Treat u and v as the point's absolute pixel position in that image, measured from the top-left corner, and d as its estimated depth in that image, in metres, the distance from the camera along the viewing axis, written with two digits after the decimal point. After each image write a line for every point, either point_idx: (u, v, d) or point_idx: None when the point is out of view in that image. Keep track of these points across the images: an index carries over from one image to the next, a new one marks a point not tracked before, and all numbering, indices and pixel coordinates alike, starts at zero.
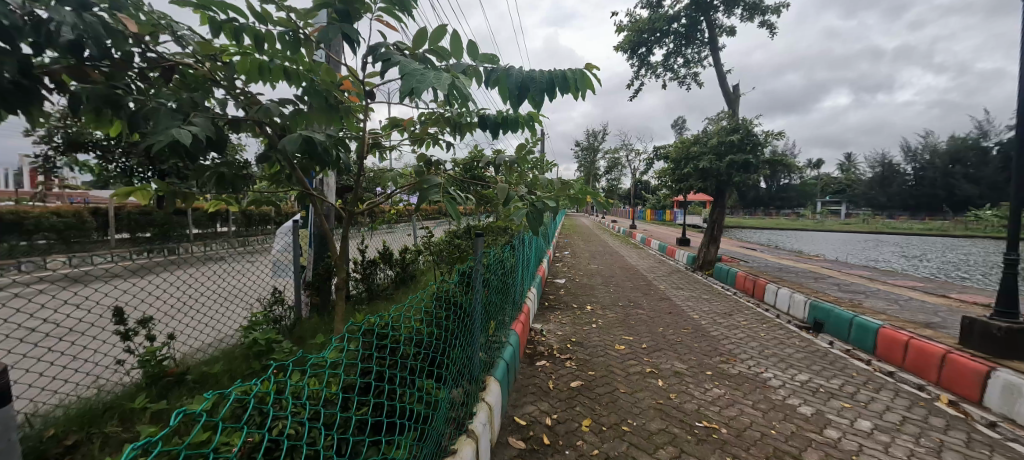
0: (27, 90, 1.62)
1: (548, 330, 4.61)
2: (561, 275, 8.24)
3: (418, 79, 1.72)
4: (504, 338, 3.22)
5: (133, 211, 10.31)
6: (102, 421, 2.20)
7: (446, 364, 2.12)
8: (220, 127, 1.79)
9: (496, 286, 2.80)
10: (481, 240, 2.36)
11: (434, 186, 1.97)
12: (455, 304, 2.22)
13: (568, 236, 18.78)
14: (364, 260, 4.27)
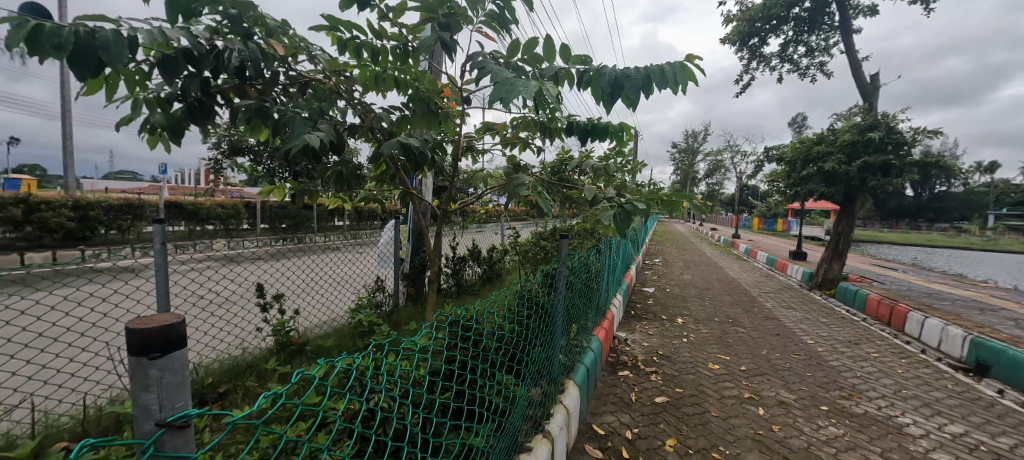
0: (205, 105, 2.12)
1: (633, 340, 4.42)
2: (649, 283, 7.81)
3: (509, 86, 1.77)
4: (585, 343, 3.27)
5: (274, 205, 13.04)
6: (246, 376, 2.70)
7: (525, 362, 2.26)
8: (340, 133, 2.09)
9: (579, 290, 2.93)
10: (565, 242, 2.57)
11: (523, 185, 2.05)
12: (537, 305, 2.38)
13: (663, 243, 17.80)
14: (454, 257, 4.82)
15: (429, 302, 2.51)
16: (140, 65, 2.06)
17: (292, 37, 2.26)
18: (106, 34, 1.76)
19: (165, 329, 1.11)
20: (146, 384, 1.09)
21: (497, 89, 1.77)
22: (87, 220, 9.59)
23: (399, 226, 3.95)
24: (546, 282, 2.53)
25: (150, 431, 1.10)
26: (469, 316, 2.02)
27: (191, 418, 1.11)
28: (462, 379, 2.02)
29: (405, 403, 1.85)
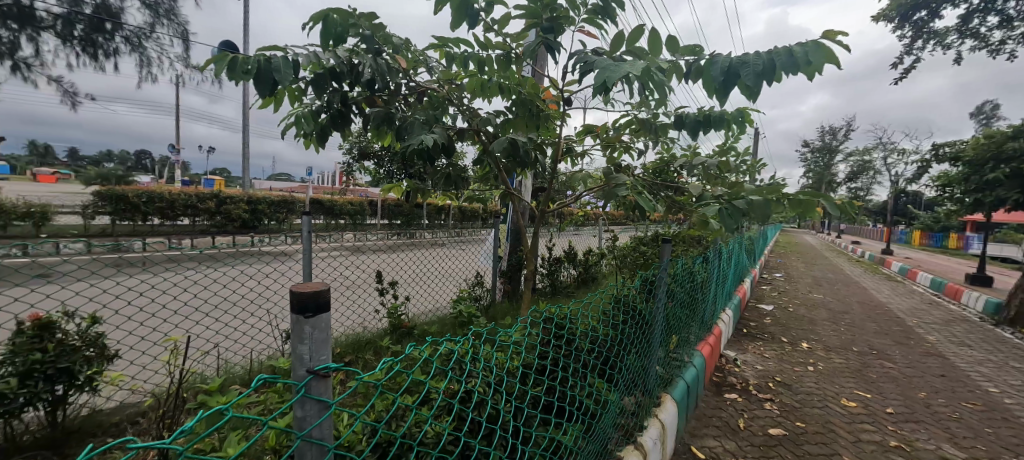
0: (343, 114, 2.47)
1: (744, 361, 4.04)
2: (767, 300, 6.97)
3: (614, 69, 1.85)
4: (686, 357, 3.21)
5: (390, 203, 14.40)
6: (365, 349, 3.38)
7: (618, 366, 2.29)
8: (451, 139, 2.33)
9: (681, 300, 2.92)
10: (668, 247, 2.60)
11: (622, 184, 2.24)
12: (634, 311, 2.40)
13: (788, 255, 15.68)
14: (550, 258, 5.41)
15: (524, 297, 3.00)
16: (300, 83, 2.47)
17: (411, 54, 2.67)
18: (275, 58, 2.15)
19: (317, 292, 1.26)
20: (302, 337, 1.24)
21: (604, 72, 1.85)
22: (259, 213, 12.29)
23: (498, 228, 4.65)
24: (645, 289, 2.54)
25: (303, 376, 1.26)
26: (561, 314, 2.11)
27: (334, 369, 1.25)
28: (555, 376, 2.05)
29: (499, 389, 1.86)
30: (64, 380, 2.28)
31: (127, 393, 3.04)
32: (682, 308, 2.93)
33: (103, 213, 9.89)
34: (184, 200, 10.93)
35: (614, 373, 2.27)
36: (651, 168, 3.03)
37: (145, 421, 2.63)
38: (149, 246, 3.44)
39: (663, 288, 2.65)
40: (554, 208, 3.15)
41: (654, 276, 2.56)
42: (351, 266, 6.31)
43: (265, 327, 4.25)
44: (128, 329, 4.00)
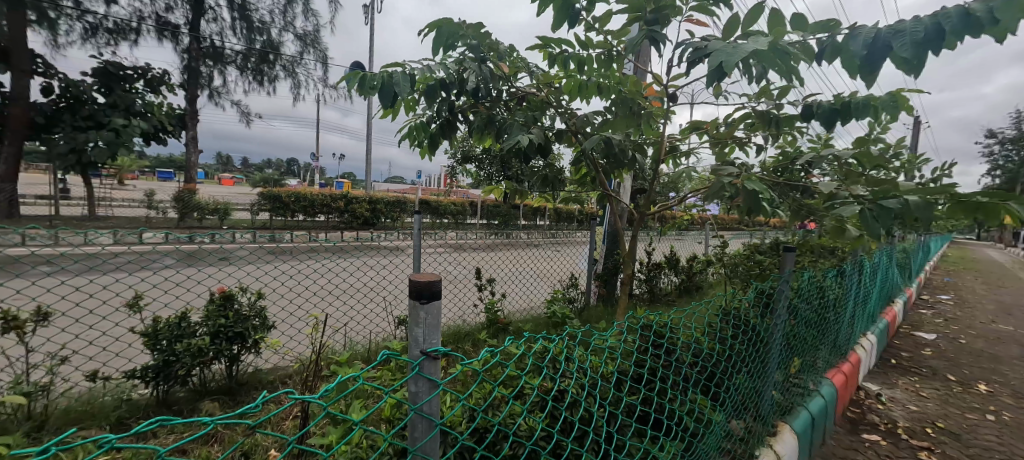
0: (449, 122, 2.61)
1: (889, 397, 3.48)
2: (918, 325, 5.92)
3: (730, 52, 1.66)
4: (813, 385, 2.84)
5: (490, 204, 14.88)
6: (464, 341, 3.60)
7: (726, 385, 2.09)
8: (548, 139, 2.32)
9: (806, 319, 2.57)
10: (791, 255, 2.30)
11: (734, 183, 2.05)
12: (746, 326, 2.20)
13: (946, 271, 13.18)
14: (650, 263, 5.16)
15: (620, 302, 2.87)
16: (414, 94, 2.64)
17: (514, 59, 2.70)
18: (395, 73, 2.28)
19: (431, 281, 1.24)
20: (416, 320, 1.24)
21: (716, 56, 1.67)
22: (377, 213, 13.27)
23: (595, 230, 4.62)
24: (761, 303, 2.31)
25: (416, 357, 1.26)
26: (660, 322, 2.02)
27: (444, 353, 1.24)
28: (653, 386, 1.94)
29: (592, 391, 1.78)
30: (238, 341, 2.76)
31: (279, 355, 3.56)
32: (807, 329, 2.62)
33: (264, 210, 11.84)
34: (321, 200, 12.44)
35: (720, 392, 2.08)
36: (773, 166, 2.76)
37: (291, 382, 3.04)
38: (293, 237, 3.97)
39: (784, 300, 2.35)
40: (655, 211, 2.96)
41: (772, 289, 2.32)
42: (454, 262, 6.65)
43: (378, 313, 4.66)
44: (274, 305, 4.66)
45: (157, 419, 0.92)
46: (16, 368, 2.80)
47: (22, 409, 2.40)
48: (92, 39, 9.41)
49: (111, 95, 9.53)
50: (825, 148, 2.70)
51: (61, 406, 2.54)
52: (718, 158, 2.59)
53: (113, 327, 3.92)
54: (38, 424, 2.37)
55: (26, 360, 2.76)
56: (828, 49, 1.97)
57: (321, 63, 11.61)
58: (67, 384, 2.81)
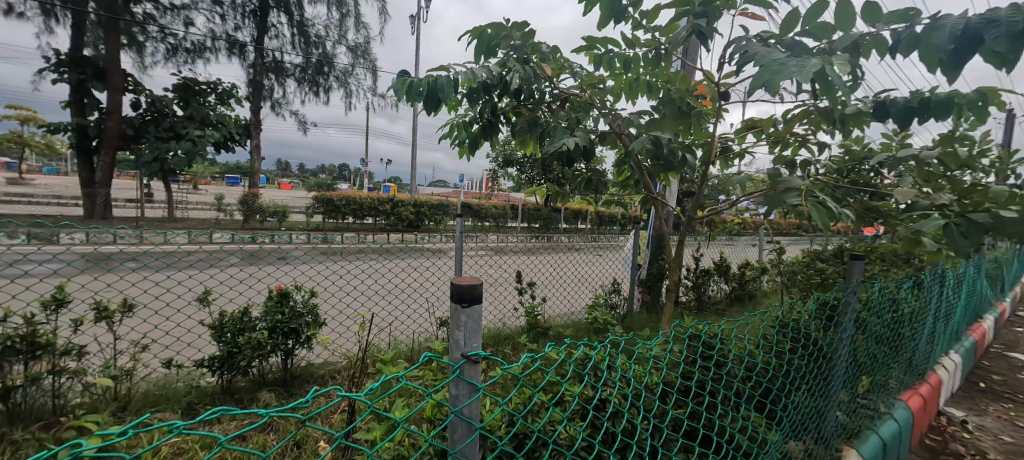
0: (491, 124, 2.62)
1: (973, 424, 3.18)
2: (997, 342, 5.43)
3: (777, 70, 1.63)
4: (885, 408, 2.64)
5: (531, 207, 14.87)
6: (504, 344, 3.60)
7: (784, 403, 1.99)
8: (590, 142, 2.27)
9: (875, 335, 2.40)
10: (860, 264, 2.13)
11: (793, 188, 1.98)
12: (806, 340, 2.10)
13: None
14: (698, 270, 4.99)
15: (665, 311, 2.78)
16: (459, 97, 2.66)
17: (557, 60, 2.68)
18: (440, 78, 2.30)
19: (473, 284, 1.23)
20: (458, 324, 1.23)
21: (762, 74, 1.64)
22: (421, 215, 13.51)
23: (638, 233, 4.53)
24: (823, 316, 2.20)
25: (457, 359, 1.25)
26: (710, 333, 1.96)
27: (485, 356, 1.22)
28: (701, 400, 1.87)
29: (636, 403, 1.73)
30: (292, 337, 2.87)
31: (330, 351, 3.67)
32: (877, 347, 2.45)
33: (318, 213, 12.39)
34: (368, 203, 12.85)
35: (777, 409, 1.99)
36: (838, 166, 2.62)
37: (341, 377, 3.12)
38: (343, 238, 4.09)
39: (850, 314, 2.20)
40: (703, 215, 2.86)
41: (835, 302, 2.21)
42: (495, 266, 6.69)
43: (421, 313, 4.73)
44: (324, 303, 4.81)
45: (216, 409, 0.97)
46: (101, 353, 3.04)
47: (107, 392, 2.60)
48: (173, 59, 10.14)
49: (188, 107, 10.38)
50: (901, 147, 2.53)
51: (140, 389, 2.73)
52: (775, 159, 2.45)
53: (182, 319, 4.18)
54: (120, 405, 2.55)
55: (110, 346, 2.98)
56: (904, 39, 1.86)
57: (371, 74, 11.98)
58: (144, 369, 3.02)
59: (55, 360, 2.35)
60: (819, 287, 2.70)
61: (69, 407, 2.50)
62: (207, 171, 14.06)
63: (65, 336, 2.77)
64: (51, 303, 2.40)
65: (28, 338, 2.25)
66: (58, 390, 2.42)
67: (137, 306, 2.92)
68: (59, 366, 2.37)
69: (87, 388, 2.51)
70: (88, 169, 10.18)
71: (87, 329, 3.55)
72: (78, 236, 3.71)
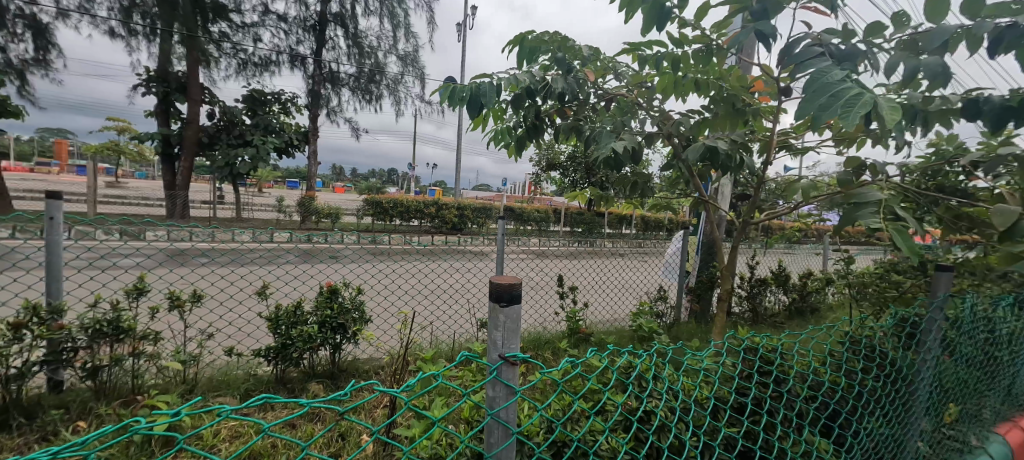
0: (535, 126, 2.60)
1: None
2: None
3: (849, 100, 1.55)
4: (975, 441, 2.43)
5: (574, 211, 14.73)
6: (545, 348, 3.56)
7: (856, 427, 1.91)
8: (638, 146, 2.21)
9: (961, 359, 2.24)
10: (947, 276, 2.00)
11: (872, 203, 1.93)
12: (881, 359, 2.00)
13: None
14: (752, 279, 4.76)
15: (716, 320, 2.65)
16: (502, 102, 2.66)
17: (601, 61, 2.63)
18: (482, 84, 2.31)
19: (512, 284, 1.20)
20: (496, 324, 1.21)
21: (832, 104, 1.56)
22: (465, 218, 13.64)
23: (687, 239, 4.38)
24: (900, 334, 2.09)
25: (494, 360, 1.22)
26: (770, 347, 1.91)
27: (523, 359, 1.20)
28: (758, 419, 1.82)
29: (684, 418, 1.68)
30: (339, 332, 2.94)
31: (375, 347, 3.74)
32: (967, 371, 2.28)
33: (367, 215, 12.81)
34: (414, 205, 13.18)
35: (847, 433, 1.91)
36: (918, 169, 2.42)
37: (384, 373, 3.17)
38: (390, 239, 4.17)
39: (930, 334, 2.07)
40: (759, 220, 2.72)
41: (914, 318, 2.10)
42: (536, 270, 6.69)
43: (462, 315, 4.76)
44: (371, 301, 4.92)
45: (261, 397, 1.00)
46: (172, 339, 3.24)
47: (178, 375, 2.76)
48: (243, 73, 10.79)
49: (255, 116, 11.10)
50: (1000, 146, 2.28)
51: (205, 374, 2.88)
52: (844, 161, 2.29)
53: (240, 310, 4.41)
54: (188, 388, 2.70)
55: (181, 333, 3.17)
56: (1008, 38, 1.73)
57: (420, 81, 12.27)
58: (209, 356, 3.18)
59: (136, 343, 2.52)
60: (895, 301, 2.53)
61: (146, 387, 2.67)
62: (268, 174, 14.86)
63: (144, 322, 2.96)
64: (133, 291, 2.58)
65: (114, 322, 2.42)
66: (137, 371, 2.59)
67: (206, 296, 3.08)
68: (139, 349, 2.54)
69: (161, 371, 2.67)
70: (170, 174, 10.98)
71: (162, 316, 3.80)
72: (156, 232, 3.99)
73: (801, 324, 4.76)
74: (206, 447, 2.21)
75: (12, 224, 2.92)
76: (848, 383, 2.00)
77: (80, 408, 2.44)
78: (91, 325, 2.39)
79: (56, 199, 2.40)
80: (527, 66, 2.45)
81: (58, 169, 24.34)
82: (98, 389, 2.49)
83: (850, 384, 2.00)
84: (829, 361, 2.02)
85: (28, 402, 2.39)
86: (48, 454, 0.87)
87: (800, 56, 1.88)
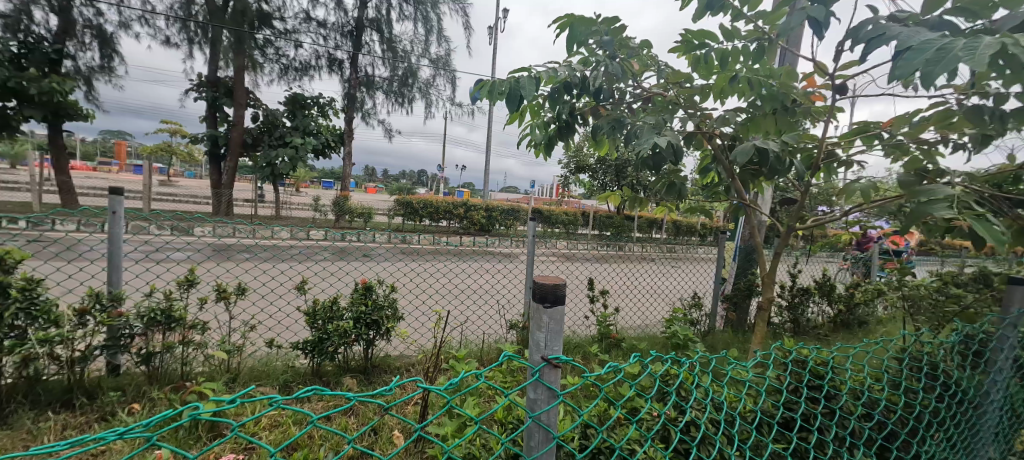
0: (567, 124, 2.60)
1: None
2: None
3: (935, 56, 1.47)
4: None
5: (604, 215, 14.56)
6: (576, 352, 3.53)
7: (917, 450, 1.88)
8: (676, 148, 2.17)
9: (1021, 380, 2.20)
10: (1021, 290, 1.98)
11: (941, 198, 1.78)
12: (946, 378, 1.98)
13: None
14: (794, 288, 4.58)
15: (756, 329, 2.56)
16: (538, 98, 2.64)
17: (643, 57, 2.59)
18: (522, 78, 2.30)
19: (556, 284, 1.19)
20: (539, 325, 1.20)
21: (914, 59, 1.48)
22: (493, 219, 13.65)
23: (725, 244, 4.26)
24: (967, 351, 2.05)
25: (537, 362, 1.21)
26: (820, 359, 1.86)
27: (566, 362, 1.19)
28: (808, 436, 1.78)
29: (729, 430, 1.67)
30: (374, 329, 2.98)
31: (406, 344, 3.79)
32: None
33: (398, 215, 13.03)
34: (444, 206, 13.33)
35: (905, 454, 1.88)
36: (985, 175, 2.27)
37: (416, 371, 3.20)
38: (421, 239, 4.21)
39: (990, 352, 2.04)
40: (803, 226, 2.62)
41: (984, 336, 2.05)
42: (566, 271, 6.65)
43: (491, 315, 4.76)
44: (402, 300, 4.98)
45: (308, 388, 1.05)
46: (218, 329, 3.37)
47: (223, 363, 2.86)
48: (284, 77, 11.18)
49: (296, 119, 11.49)
50: None
51: (247, 364, 2.97)
52: (905, 163, 2.15)
53: (279, 304, 4.55)
54: (231, 376, 2.80)
55: (226, 324, 3.29)
56: None
57: (452, 85, 12.41)
58: (251, 347, 3.29)
59: (186, 332, 2.63)
60: (957, 316, 2.40)
61: (194, 375, 2.77)
62: (306, 175, 15.29)
63: (193, 311, 3.08)
64: (184, 283, 2.68)
65: (166, 312, 2.53)
66: (186, 358, 2.70)
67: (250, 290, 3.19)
68: (188, 338, 2.65)
69: (208, 359, 2.77)
70: (217, 173, 11.54)
71: (208, 307, 3.95)
72: (203, 227, 4.16)
73: (846, 337, 4.55)
74: (250, 434, 2.31)
75: (77, 217, 3.10)
76: (910, 403, 1.96)
77: (135, 391, 2.56)
78: (146, 314, 2.50)
79: (118, 194, 2.53)
80: (574, 50, 2.45)
81: (115, 168, 25.79)
82: (151, 374, 2.61)
83: (912, 405, 1.97)
84: (888, 379, 1.99)
85: (88, 383, 2.53)
86: (116, 433, 0.93)
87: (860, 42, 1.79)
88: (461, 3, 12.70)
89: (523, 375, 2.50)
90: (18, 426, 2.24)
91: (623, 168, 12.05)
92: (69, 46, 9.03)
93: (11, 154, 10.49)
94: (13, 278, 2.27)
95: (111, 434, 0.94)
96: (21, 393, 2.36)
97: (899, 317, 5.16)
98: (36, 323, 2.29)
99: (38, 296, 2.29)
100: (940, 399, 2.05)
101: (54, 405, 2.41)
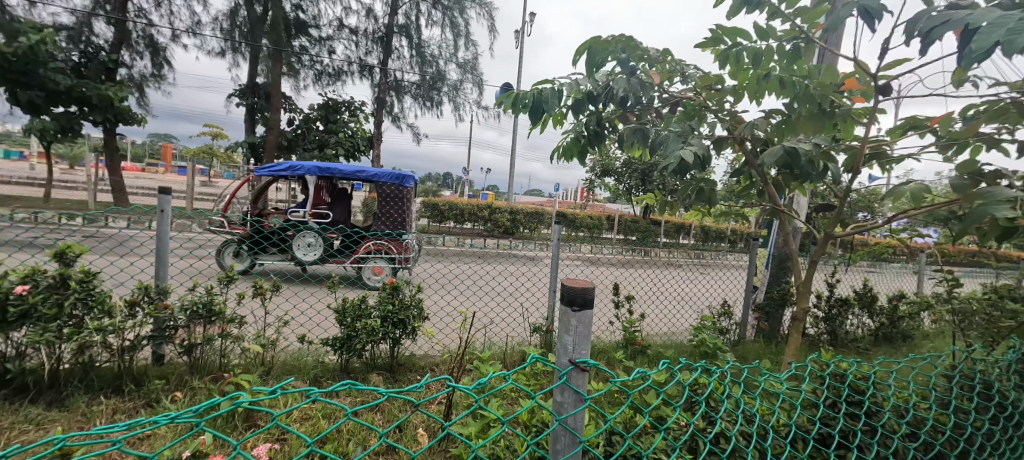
0: (596, 132, 2.59)
1: None
2: None
3: (1017, 26, 1.39)
4: None
5: (629, 219, 14.35)
6: (599, 357, 3.51)
7: None
8: (707, 152, 2.13)
9: None
10: None
11: (998, 199, 1.69)
12: (1001, 399, 1.88)
13: None
14: (832, 298, 4.42)
15: (790, 341, 2.46)
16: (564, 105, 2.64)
17: (668, 63, 2.54)
18: (546, 89, 2.30)
19: (585, 287, 1.16)
20: (567, 327, 1.17)
21: (994, 32, 1.40)
22: (517, 222, 13.67)
23: (757, 252, 4.15)
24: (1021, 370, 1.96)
25: (564, 365, 1.19)
26: (860, 375, 1.80)
27: (592, 367, 1.16)
28: (847, 454, 1.72)
29: (762, 444, 1.62)
30: (400, 328, 3.00)
31: (431, 344, 3.82)
32: None
33: (424, 217, 13.21)
34: (469, 208, 13.41)
35: None
36: None
37: (441, 370, 3.21)
38: (445, 241, 4.25)
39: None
40: (842, 234, 2.51)
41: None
42: (593, 277, 6.60)
43: (515, 317, 4.77)
44: (428, 300, 5.07)
45: (343, 382, 1.05)
46: (256, 324, 3.48)
47: (258, 357, 2.92)
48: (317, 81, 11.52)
49: (329, 123, 11.76)
50: None
51: (280, 358, 3.04)
52: (957, 165, 1.97)
53: (311, 302, 4.66)
54: (266, 370, 2.85)
55: (262, 319, 3.40)
56: None
57: (478, 88, 12.50)
58: (284, 342, 3.36)
59: (225, 326, 2.70)
60: (1014, 332, 2.27)
61: (231, 366, 2.84)
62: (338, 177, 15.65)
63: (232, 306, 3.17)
64: (225, 278, 2.76)
65: (207, 305, 2.61)
66: (225, 351, 2.75)
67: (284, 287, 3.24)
68: (227, 331, 2.71)
69: (245, 352, 2.84)
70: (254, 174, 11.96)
71: (246, 303, 4.11)
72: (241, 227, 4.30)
73: (888, 351, 4.36)
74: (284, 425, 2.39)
75: (129, 215, 3.26)
76: (961, 424, 1.87)
77: (178, 379, 2.65)
78: (190, 307, 2.61)
79: (166, 193, 2.64)
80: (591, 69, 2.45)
81: (160, 170, 27.11)
82: (192, 364, 2.69)
83: (962, 425, 1.87)
84: (936, 398, 1.90)
85: (136, 371, 2.63)
86: (168, 417, 0.95)
87: (918, 36, 1.71)
88: (488, 7, 12.79)
89: (547, 379, 2.49)
90: (74, 408, 2.35)
91: (649, 172, 11.90)
92: (125, 55, 9.52)
93: (70, 157, 11.11)
94: (72, 270, 2.39)
95: (163, 418, 0.96)
96: (78, 378, 2.48)
97: (947, 333, 4.90)
98: (91, 313, 2.39)
99: (93, 288, 2.39)
100: (995, 422, 1.95)
101: (106, 391, 2.52)
